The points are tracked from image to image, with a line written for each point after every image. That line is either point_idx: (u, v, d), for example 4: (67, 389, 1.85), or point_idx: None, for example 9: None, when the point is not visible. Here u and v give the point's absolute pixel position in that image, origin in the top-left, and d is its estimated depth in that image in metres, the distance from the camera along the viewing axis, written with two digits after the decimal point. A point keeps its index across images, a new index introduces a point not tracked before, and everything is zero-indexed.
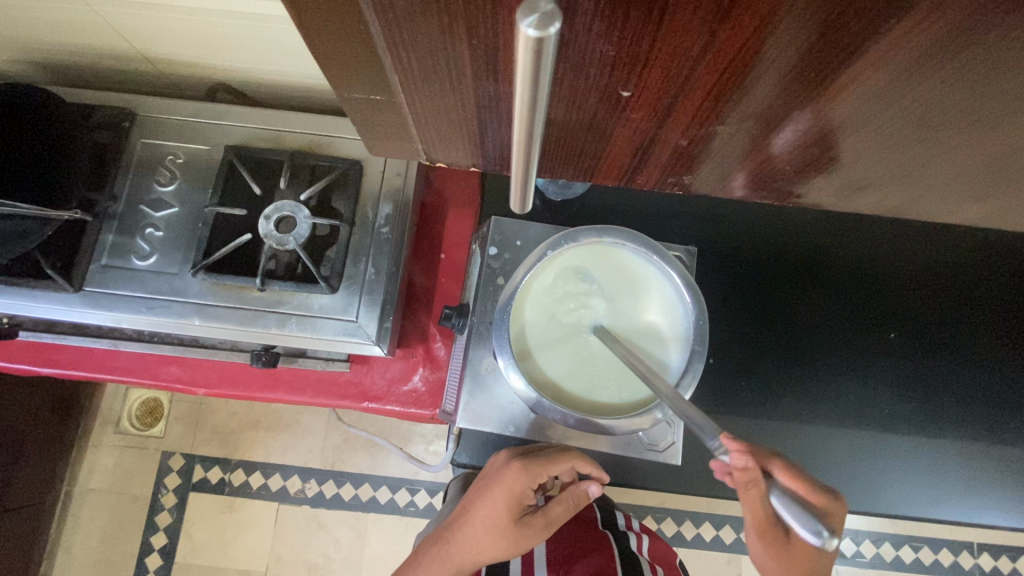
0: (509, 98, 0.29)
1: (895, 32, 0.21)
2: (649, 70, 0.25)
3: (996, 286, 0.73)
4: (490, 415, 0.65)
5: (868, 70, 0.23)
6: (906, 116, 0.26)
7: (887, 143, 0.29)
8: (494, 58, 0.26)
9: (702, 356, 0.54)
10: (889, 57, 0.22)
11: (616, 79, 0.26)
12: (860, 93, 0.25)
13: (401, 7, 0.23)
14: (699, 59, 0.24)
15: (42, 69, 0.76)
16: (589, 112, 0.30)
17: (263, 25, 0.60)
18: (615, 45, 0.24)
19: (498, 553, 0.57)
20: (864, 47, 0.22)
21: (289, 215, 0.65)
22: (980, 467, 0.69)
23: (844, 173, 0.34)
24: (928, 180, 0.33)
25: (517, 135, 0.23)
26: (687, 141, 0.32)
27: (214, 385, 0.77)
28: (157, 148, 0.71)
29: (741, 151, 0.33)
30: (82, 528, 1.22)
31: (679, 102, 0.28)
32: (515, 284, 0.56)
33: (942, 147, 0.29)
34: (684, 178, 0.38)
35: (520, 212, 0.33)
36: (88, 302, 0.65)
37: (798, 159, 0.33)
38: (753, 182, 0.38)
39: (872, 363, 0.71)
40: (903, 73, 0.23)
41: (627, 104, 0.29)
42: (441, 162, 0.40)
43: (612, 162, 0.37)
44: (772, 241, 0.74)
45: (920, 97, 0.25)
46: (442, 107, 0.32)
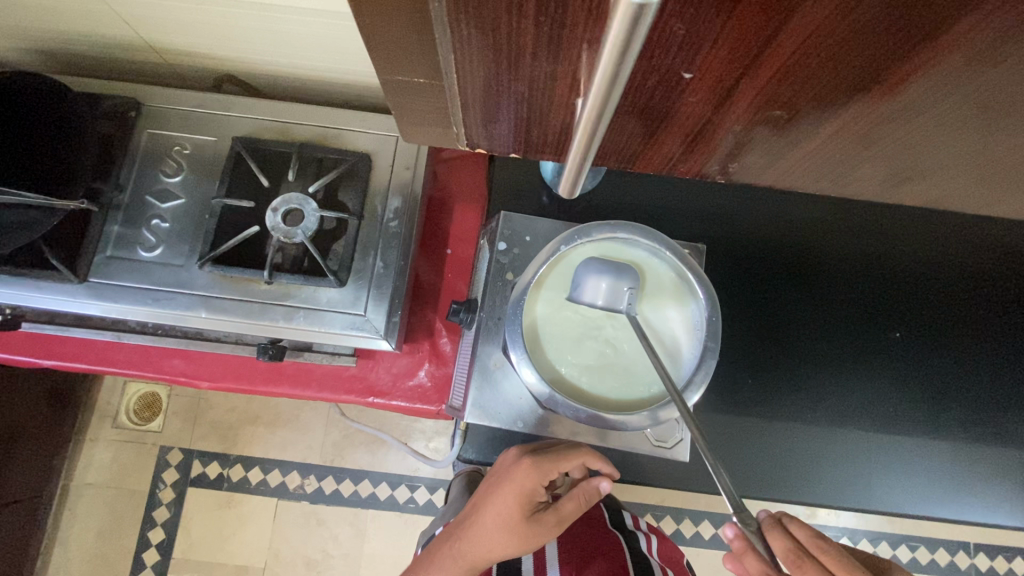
0: (563, 81, 0.29)
1: (969, 19, 0.21)
2: (718, 50, 0.25)
3: (1003, 284, 0.74)
4: (498, 411, 0.65)
5: (935, 58, 0.23)
6: (966, 104, 0.27)
7: (939, 132, 0.29)
8: (558, 38, 0.25)
9: (714, 353, 0.54)
10: (960, 43, 0.22)
11: (680, 60, 0.26)
12: (927, 81, 0.25)
13: None
14: (769, 42, 0.24)
15: (45, 58, 0.75)
16: (645, 95, 0.30)
17: (274, 15, 0.60)
18: (686, 25, 0.23)
19: (510, 550, 0.57)
20: (938, 33, 0.22)
21: (297, 208, 0.65)
22: (986, 465, 0.70)
23: (892, 161, 0.34)
24: (964, 171, 0.34)
25: (596, 91, 0.24)
26: (740, 126, 0.32)
27: (218, 378, 0.76)
28: (163, 139, 0.70)
29: (792, 138, 0.33)
30: (78, 523, 1.21)
31: (742, 86, 0.27)
32: (528, 280, 0.57)
33: (999, 132, 0.29)
34: (728, 165, 0.38)
35: (567, 197, 0.37)
36: (93, 294, 0.65)
37: (839, 150, 0.33)
38: (797, 172, 0.37)
39: (882, 361, 0.72)
40: (969, 60, 0.23)
41: (687, 86, 0.28)
42: (482, 148, 0.40)
43: (657, 148, 0.37)
44: (781, 239, 0.74)
45: (989, 80, 0.24)
46: (477, 90, 0.31)
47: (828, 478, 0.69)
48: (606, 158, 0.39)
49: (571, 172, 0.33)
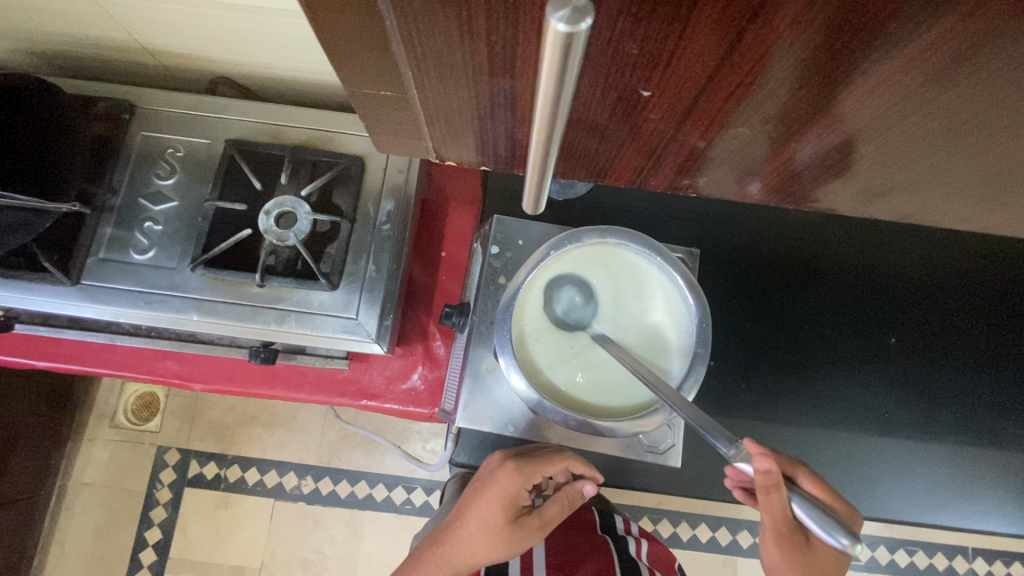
0: (525, 97, 0.29)
1: (930, 34, 0.20)
2: (671, 70, 0.25)
3: (997, 291, 0.73)
4: (489, 415, 0.65)
5: (896, 72, 0.22)
6: (938, 118, 0.26)
7: (924, 146, 0.29)
8: (513, 55, 0.25)
9: (704, 359, 0.54)
10: (923, 57, 0.21)
11: (636, 78, 0.26)
12: (889, 96, 0.24)
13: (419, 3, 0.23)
14: (729, 58, 0.23)
15: (41, 59, 0.75)
16: (607, 112, 0.30)
17: (266, 18, 0.59)
18: (637, 44, 0.23)
19: (493, 555, 0.56)
20: (898, 48, 0.21)
21: (290, 211, 0.65)
22: (979, 473, 0.69)
23: (857, 178, 0.34)
24: (946, 186, 0.33)
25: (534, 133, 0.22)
26: (702, 144, 0.32)
27: (211, 380, 0.76)
28: (157, 141, 0.71)
29: (753, 155, 0.33)
30: (75, 522, 1.21)
31: (699, 104, 0.27)
32: (517, 285, 0.56)
33: (961, 152, 0.29)
34: (696, 181, 0.38)
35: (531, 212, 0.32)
36: (85, 296, 0.65)
37: (814, 163, 0.33)
38: (765, 188, 0.38)
39: (874, 367, 0.71)
40: (933, 75, 0.22)
41: (645, 103, 0.28)
42: (452, 161, 0.40)
43: (627, 164, 0.37)
44: (775, 244, 0.74)
45: (941, 105, 0.25)
46: (452, 103, 0.31)
47: None
48: (590, 170, 0.39)
49: (532, 187, 0.29)
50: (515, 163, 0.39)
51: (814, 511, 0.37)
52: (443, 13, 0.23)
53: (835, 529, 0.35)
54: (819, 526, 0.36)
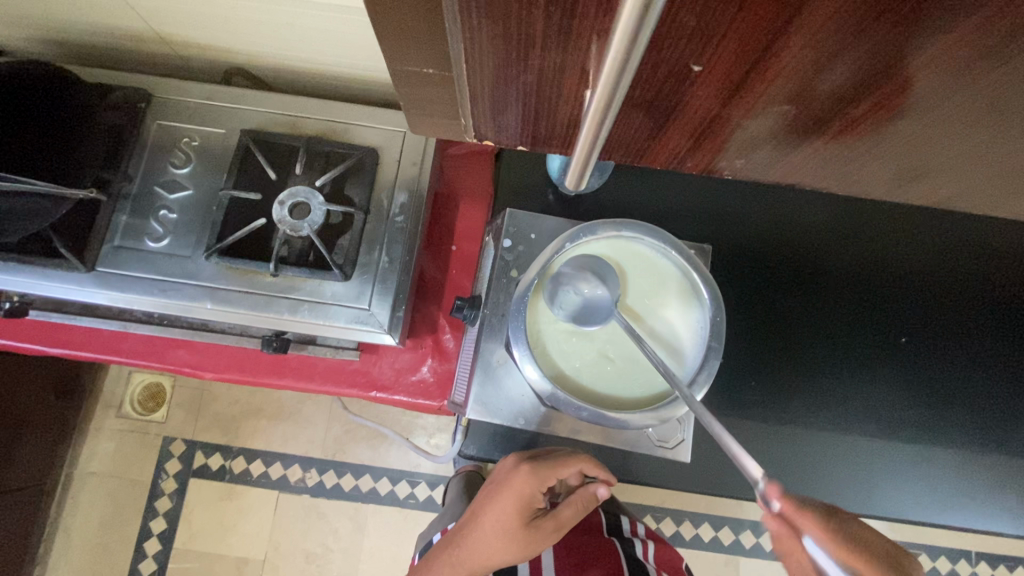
0: (571, 74, 0.29)
1: (979, 14, 0.21)
2: (725, 42, 0.25)
3: (1009, 292, 0.73)
4: (499, 408, 0.65)
5: (943, 52, 0.23)
6: (980, 100, 0.26)
7: (958, 130, 0.29)
8: (567, 29, 0.25)
9: (718, 353, 0.54)
10: (976, 33, 0.22)
11: (688, 52, 0.26)
12: (932, 77, 0.25)
13: None
14: (778, 36, 0.24)
15: (59, 48, 0.75)
16: (652, 88, 0.30)
17: (283, 8, 0.60)
18: (694, 16, 0.23)
19: (509, 556, 0.57)
20: (950, 27, 0.22)
21: (304, 202, 0.65)
22: (988, 474, 0.69)
23: (898, 159, 0.34)
24: (970, 173, 0.34)
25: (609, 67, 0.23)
26: (741, 123, 0.32)
27: (221, 370, 0.76)
28: (173, 130, 0.71)
29: (792, 136, 0.33)
30: (81, 511, 1.22)
31: (747, 80, 0.27)
32: (532, 277, 0.56)
33: (1003, 134, 0.29)
34: (728, 162, 0.38)
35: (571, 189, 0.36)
36: (100, 283, 0.65)
37: (850, 147, 0.33)
38: (798, 171, 0.38)
39: (884, 366, 0.71)
40: (979, 56, 0.23)
41: (694, 78, 0.28)
42: (489, 140, 0.39)
43: (660, 146, 0.37)
44: (786, 241, 0.74)
45: (990, 82, 0.25)
46: (484, 81, 0.31)
47: (828, 482, 0.69)
48: (616, 152, 0.39)
49: (580, 154, 0.32)
50: (552, 144, 0.39)
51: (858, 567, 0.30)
52: None
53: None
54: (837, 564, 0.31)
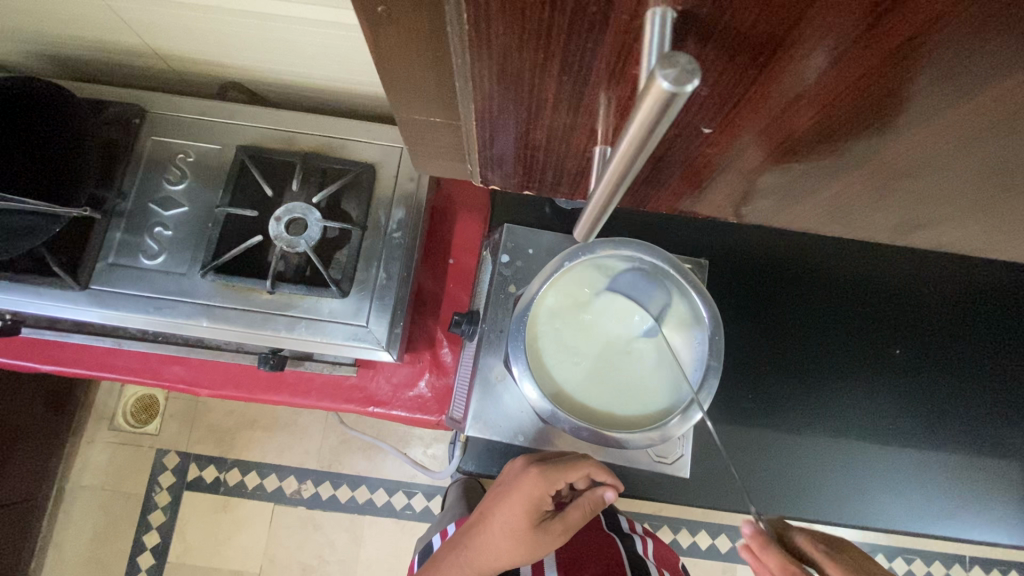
0: (582, 130, 0.32)
1: (1003, 84, 0.22)
2: (738, 109, 0.27)
3: (1001, 306, 0.74)
4: (499, 424, 0.65)
5: (967, 116, 0.25)
6: (997, 152, 0.28)
7: (967, 175, 0.31)
8: (580, 92, 0.27)
9: (717, 372, 0.55)
10: (999, 102, 0.23)
11: (700, 117, 0.29)
12: (956, 134, 0.26)
13: (497, 29, 0.24)
14: (812, 93, 0.25)
15: (51, 62, 0.75)
16: (664, 143, 0.33)
17: (279, 25, 0.60)
18: (710, 86, 0.26)
19: (517, 558, 0.56)
20: (977, 95, 0.23)
21: (300, 217, 0.65)
22: (983, 484, 0.70)
23: (883, 204, 0.37)
24: (972, 204, 0.34)
25: (607, 176, 0.22)
26: (745, 168, 0.35)
27: (217, 386, 0.76)
28: (167, 146, 0.70)
29: (794, 181, 0.36)
30: (72, 525, 1.20)
31: (756, 137, 0.30)
32: (531, 295, 0.57)
33: (988, 188, 0.32)
34: (709, 198, 0.41)
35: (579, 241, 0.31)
36: (94, 300, 0.65)
37: (850, 188, 0.35)
38: (785, 208, 0.41)
39: (879, 379, 0.72)
40: (1003, 119, 0.24)
41: (708, 137, 0.31)
42: (494, 184, 0.43)
43: (657, 182, 0.40)
44: (781, 256, 0.74)
45: (999, 145, 0.27)
46: (486, 111, 0.32)
47: (825, 495, 0.69)
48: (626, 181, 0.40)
49: (586, 219, 0.28)
50: (559, 189, 0.43)
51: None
52: (520, 46, 0.24)
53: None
54: None
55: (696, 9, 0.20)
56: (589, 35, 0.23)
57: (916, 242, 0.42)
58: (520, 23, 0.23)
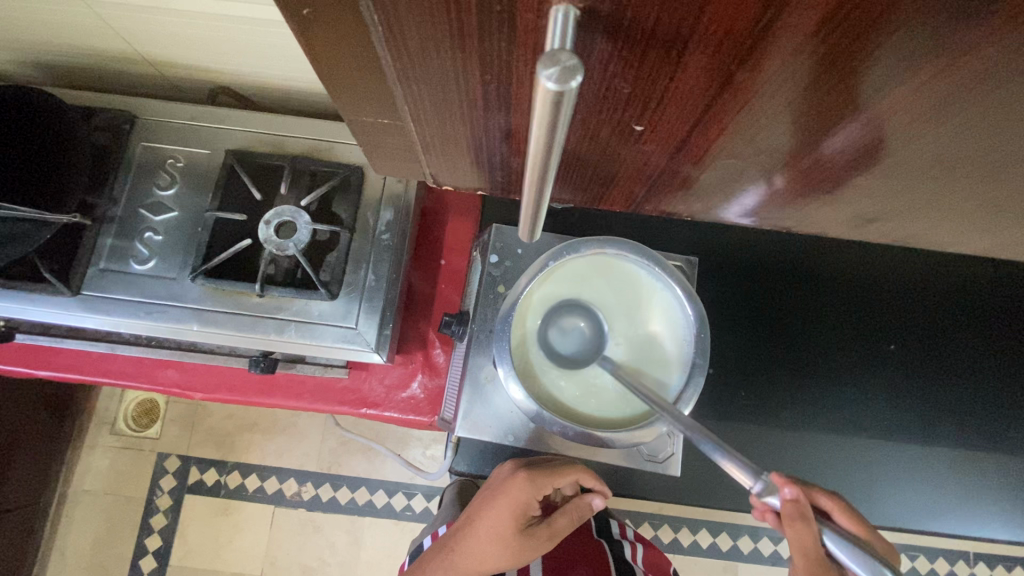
0: (520, 128, 0.32)
1: (915, 77, 0.22)
2: (663, 107, 0.28)
3: (995, 299, 0.73)
4: (488, 424, 0.65)
5: (889, 107, 0.25)
6: (934, 144, 0.28)
7: (917, 169, 0.31)
8: (507, 93, 0.28)
9: (702, 369, 0.54)
10: (918, 93, 0.23)
11: (630, 114, 0.29)
12: (893, 121, 0.26)
13: (415, 42, 0.24)
14: (734, 90, 0.25)
15: (43, 70, 0.75)
16: (604, 141, 0.33)
17: (265, 29, 0.60)
18: (628, 83, 0.26)
19: (502, 563, 0.56)
20: (895, 86, 0.23)
21: (290, 220, 0.65)
22: (980, 479, 0.69)
23: (860, 201, 0.37)
24: (950, 196, 0.34)
25: (528, 176, 0.22)
26: (694, 167, 0.35)
27: (211, 389, 0.76)
28: (157, 151, 0.71)
29: (746, 179, 0.36)
30: (75, 529, 1.21)
31: (694, 135, 0.30)
32: (517, 294, 0.56)
33: (946, 182, 0.32)
34: (680, 196, 0.41)
35: (527, 241, 0.31)
36: (85, 306, 0.65)
37: (816, 183, 0.35)
38: (762, 207, 0.41)
39: (871, 375, 0.71)
40: (934, 106, 0.24)
41: (640, 135, 0.31)
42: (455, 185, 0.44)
43: (629, 183, 0.40)
44: (771, 253, 0.74)
45: (932, 138, 0.27)
46: (446, 113, 0.32)
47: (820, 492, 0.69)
48: (601, 177, 0.40)
49: (527, 218, 0.28)
50: (509, 189, 0.44)
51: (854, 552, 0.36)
52: (454, 49, 0.25)
53: (872, 566, 0.35)
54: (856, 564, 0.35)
55: (596, 5, 0.20)
56: (504, 37, 0.23)
57: (899, 236, 0.42)
58: (434, 28, 0.23)
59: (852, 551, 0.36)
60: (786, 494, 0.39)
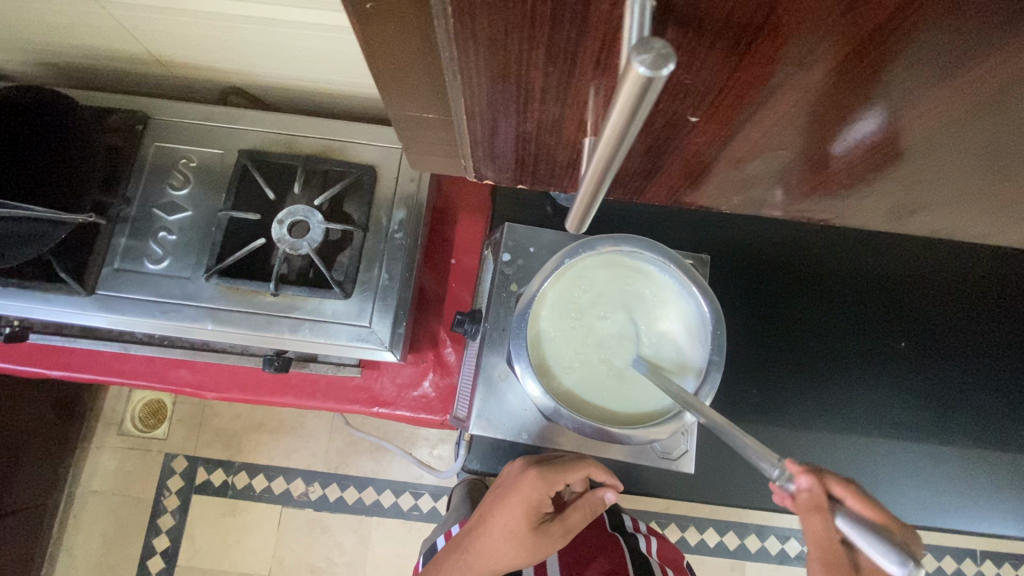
0: (572, 120, 0.32)
1: (981, 66, 0.22)
2: (722, 98, 0.28)
3: (1010, 297, 0.73)
4: (502, 421, 0.65)
5: (952, 97, 0.25)
6: (990, 135, 0.28)
7: (967, 159, 0.31)
8: (566, 84, 0.28)
9: (719, 366, 0.54)
10: (980, 83, 0.24)
11: (687, 105, 0.29)
12: (939, 117, 0.27)
13: (482, 34, 0.25)
14: (795, 81, 0.25)
15: (54, 71, 0.76)
16: (655, 132, 0.33)
17: (279, 29, 0.60)
18: (692, 73, 0.26)
19: (517, 561, 0.56)
20: (957, 76, 0.23)
21: (303, 220, 0.65)
22: (993, 476, 0.70)
23: (886, 194, 0.37)
24: (978, 187, 0.34)
25: (592, 165, 0.22)
26: (736, 160, 0.36)
27: (222, 388, 0.76)
28: (170, 152, 0.71)
29: (785, 171, 0.36)
30: (83, 530, 1.21)
31: (742, 127, 0.31)
32: (532, 293, 0.57)
33: (991, 172, 0.32)
34: (710, 193, 0.42)
35: (572, 233, 0.30)
36: (99, 305, 0.65)
37: (855, 175, 0.35)
38: (790, 199, 0.41)
39: (884, 372, 0.71)
40: (994, 95, 0.24)
41: (694, 126, 0.31)
42: (489, 179, 0.44)
43: (644, 176, 0.41)
44: (785, 251, 0.74)
45: (990, 127, 0.27)
46: (485, 107, 0.32)
47: None
48: (628, 172, 0.40)
49: (578, 207, 0.28)
50: (552, 182, 0.44)
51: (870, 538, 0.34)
52: (508, 40, 0.25)
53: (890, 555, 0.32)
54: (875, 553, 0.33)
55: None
56: (574, 27, 0.23)
57: (918, 231, 0.42)
58: (508, 18, 0.23)
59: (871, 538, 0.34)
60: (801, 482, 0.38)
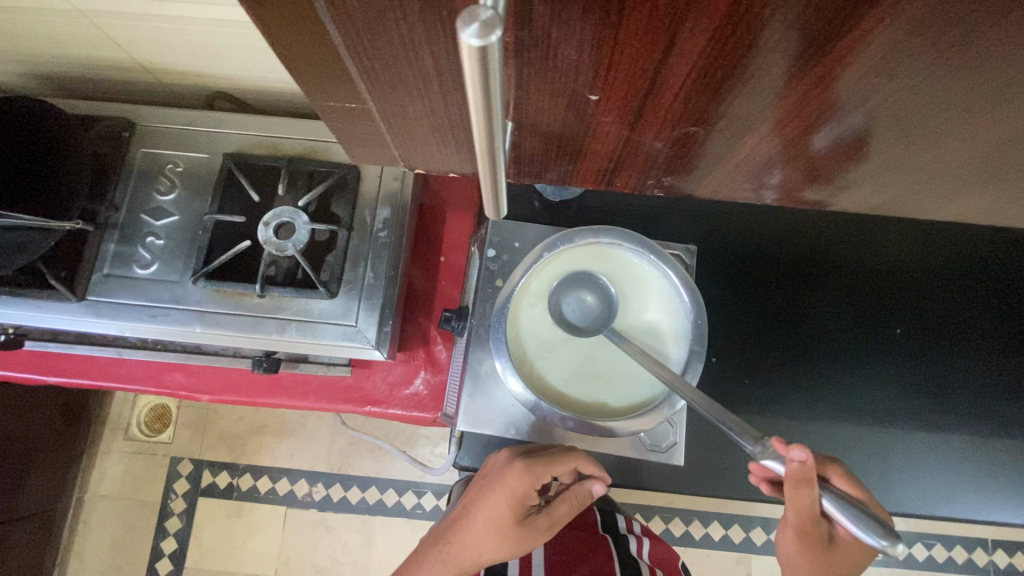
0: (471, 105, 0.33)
1: (861, 27, 0.22)
2: (612, 73, 0.28)
3: (1002, 279, 0.72)
4: (491, 418, 0.65)
5: (840, 62, 0.25)
6: (895, 103, 0.28)
7: (884, 130, 0.31)
8: (454, 66, 0.28)
9: (701, 356, 0.54)
10: (862, 48, 0.24)
11: (582, 84, 0.29)
12: (845, 84, 0.27)
13: (362, 16, 0.25)
14: (678, 53, 0.26)
15: (44, 81, 0.77)
16: (561, 115, 0.33)
17: (257, 31, 0.60)
18: (575, 50, 0.26)
19: (500, 553, 0.56)
20: (836, 39, 0.23)
21: (288, 221, 0.66)
22: (994, 461, 0.68)
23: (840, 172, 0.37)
24: (947, 160, 0.33)
25: (479, 143, 0.22)
26: (663, 143, 0.36)
27: (217, 392, 0.77)
28: (157, 157, 0.72)
29: (718, 152, 0.36)
30: (93, 535, 1.23)
31: (647, 105, 0.31)
32: (512, 286, 0.56)
33: (935, 145, 0.32)
34: (666, 180, 0.42)
35: (495, 217, 0.30)
36: (90, 311, 0.66)
37: (787, 152, 0.35)
38: (746, 181, 0.41)
39: (875, 359, 0.71)
40: (881, 59, 0.24)
41: (596, 106, 0.32)
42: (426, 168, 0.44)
43: (599, 165, 0.41)
44: (773, 238, 0.73)
45: (888, 93, 0.27)
46: (405, 95, 0.32)
47: None
48: (586, 160, 0.40)
49: (490, 189, 0.27)
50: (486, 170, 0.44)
51: (852, 512, 0.37)
52: (416, 17, 0.25)
53: (874, 529, 0.35)
54: (857, 527, 0.36)
55: None
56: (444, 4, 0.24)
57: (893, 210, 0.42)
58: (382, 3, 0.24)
59: (851, 512, 0.37)
60: (795, 456, 0.37)
